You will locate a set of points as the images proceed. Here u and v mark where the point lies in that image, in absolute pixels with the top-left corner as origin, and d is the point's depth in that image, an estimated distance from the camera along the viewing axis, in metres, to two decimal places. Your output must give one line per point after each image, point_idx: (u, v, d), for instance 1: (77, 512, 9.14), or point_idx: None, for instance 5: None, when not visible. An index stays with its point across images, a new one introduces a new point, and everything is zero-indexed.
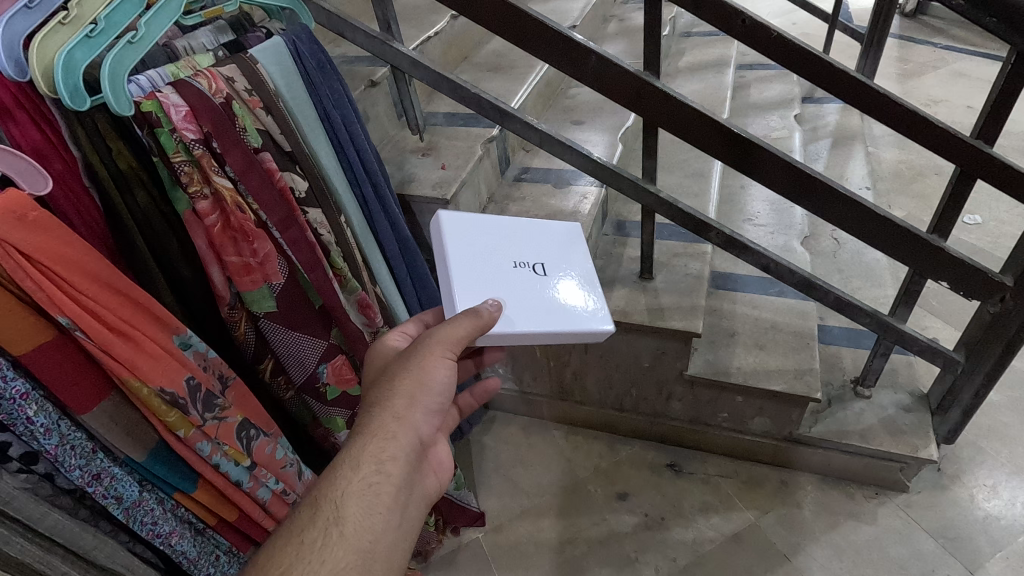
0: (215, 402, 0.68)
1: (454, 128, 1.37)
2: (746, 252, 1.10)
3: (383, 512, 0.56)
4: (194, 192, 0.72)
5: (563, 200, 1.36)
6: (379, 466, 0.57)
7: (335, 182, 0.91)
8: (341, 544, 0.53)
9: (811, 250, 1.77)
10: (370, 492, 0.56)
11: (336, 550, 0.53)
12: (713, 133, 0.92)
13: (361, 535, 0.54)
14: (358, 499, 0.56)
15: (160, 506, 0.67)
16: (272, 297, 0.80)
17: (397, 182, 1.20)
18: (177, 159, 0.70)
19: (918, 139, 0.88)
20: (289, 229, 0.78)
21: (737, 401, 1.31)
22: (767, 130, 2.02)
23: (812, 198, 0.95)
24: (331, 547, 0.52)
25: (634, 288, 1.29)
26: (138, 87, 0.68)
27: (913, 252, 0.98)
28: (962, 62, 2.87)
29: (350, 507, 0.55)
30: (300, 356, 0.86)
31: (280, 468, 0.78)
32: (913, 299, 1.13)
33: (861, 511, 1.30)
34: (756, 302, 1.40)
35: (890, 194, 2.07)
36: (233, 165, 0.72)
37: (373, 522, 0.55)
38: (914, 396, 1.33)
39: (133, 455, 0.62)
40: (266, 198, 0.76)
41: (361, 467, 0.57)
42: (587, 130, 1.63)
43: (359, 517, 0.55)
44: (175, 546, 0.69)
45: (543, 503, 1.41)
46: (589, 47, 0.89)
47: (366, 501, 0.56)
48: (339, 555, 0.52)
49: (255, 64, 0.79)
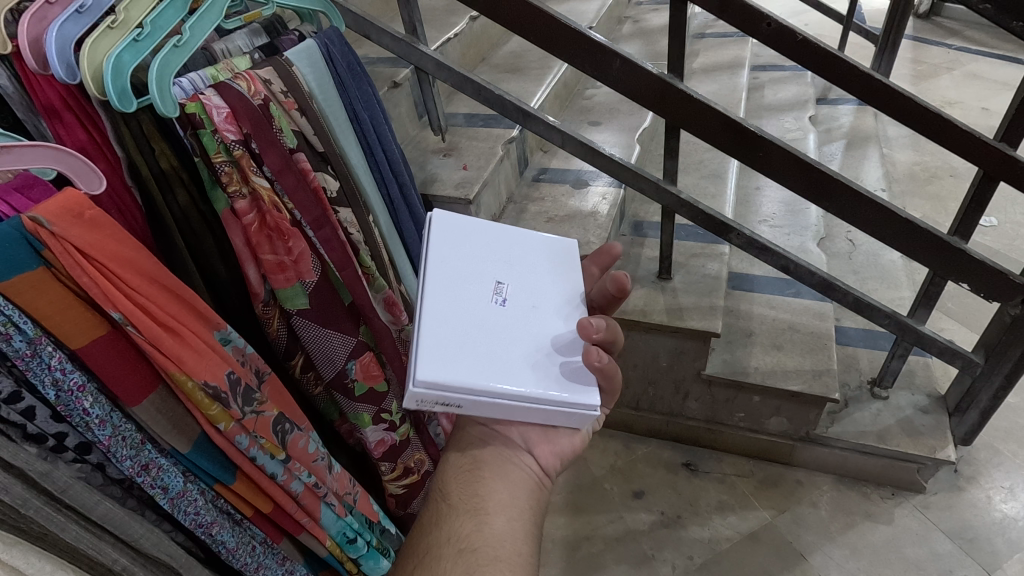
0: (253, 397, 0.69)
1: (475, 128, 1.39)
2: (766, 252, 1.11)
3: (487, 481, 0.67)
4: (233, 192, 0.73)
5: (582, 200, 1.37)
6: (466, 452, 0.72)
7: (364, 181, 0.92)
8: (453, 512, 0.65)
9: (826, 251, 1.78)
10: (463, 471, 0.69)
11: (452, 518, 0.65)
12: (737, 134, 0.93)
13: (468, 502, 0.66)
14: (457, 479, 0.69)
15: (202, 496, 0.69)
16: (305, 295, 0.82)
17: (420, 182, 1.22)
18: (217, 159, 0.72)
19: (940, 141, 0.89)
20: (323, 228, 0.80)
21: (754, 400, 1.31)
22: (781, 131, 2.03)
23: (833, 199, 0.96)
24: (445, 517, 0.65)
25: (652, 288, 1.30)
26: (182, 90, 0.70)
27: (934, 253, 0.98)
28: (976, 63, 2.86)
29: (451, 487, 0.69)
30: (330, 352, 0.87)
31: (313, 462, 0.80)
32: (933, 301, 1.14)
33: (877, 511, 1.31)
34: (773, 302, 1.41)
35: (906, 196, 2.07)
36: (270, 165, 0.74)
37: (474, 492, 0.67)
38: (932, 397, 1.34)
39: (179, 447, 0.64)
40: (301, 198, 0.77)
41: (451, 461, 0.72)
42: (604, 131, 1.65)
43: (459, 489, 0.68)
44: (216, 536, 0.71)
45: (559, 501, 1.42)
46: (614, 49, 0.90)
47: (465, 479, 0.69)
48: (458, 521, 0.64)
49: (292, 66, 0.80)
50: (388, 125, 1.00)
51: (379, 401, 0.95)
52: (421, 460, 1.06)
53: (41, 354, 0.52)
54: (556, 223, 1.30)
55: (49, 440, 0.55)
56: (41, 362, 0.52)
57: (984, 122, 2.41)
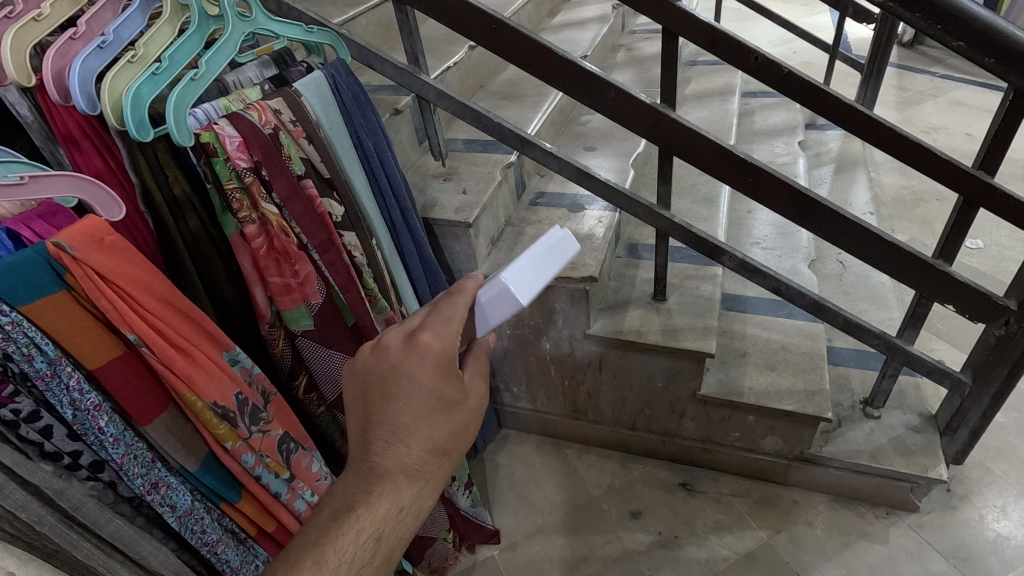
0: (260, 416, 0.71)
1: (474, 153, 1.43)
2: (758, 275, 1.15)
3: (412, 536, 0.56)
4: (243, 217, 0.76)
5: (578, 223, 1.41)
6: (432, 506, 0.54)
7: (366, 205, 0.96)
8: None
9: (818, 272, 1.81)
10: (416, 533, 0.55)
11: None
12: (726, 162, 0.97)
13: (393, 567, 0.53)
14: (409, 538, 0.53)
15: (208, 514, 0.71)
16: (310, 316, 0.84)
17: (421, 206, 1.26)
18: (229, 186, 0.74)
19: (921, 170, 0.93)
20: (329, 252, 0.83)
21: (749, 420, 1.33)
22: (772, 156, 2.09)
23: (820, 222, 0.99)
24: None
25: (648, 309, 1.33)
26: (196, 120, 0.72)
27: (919, 275, 1.02)
28: (959, 90, 2.95)
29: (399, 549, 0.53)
30: (333, 371, 0.90)
31: (315, 481, 0.81)
32: (920, 322, 1.16)
33: (872, 530, 1.32)
34: (766, 323, 1.44)
35: (893, 219, 2.12)
36: (279, 192, 0.77)
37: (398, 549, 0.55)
38: (922, 416, 1.36)
39: (187, 465, 0.66)
40: (308, 223, 0.80)
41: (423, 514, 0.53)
42: (598, 156, 1.69)
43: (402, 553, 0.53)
44: (220, 554, 0.72)
45: (557, 521, 1.43)
46: (609, 80, 0.94)
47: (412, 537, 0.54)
48: None
49: (300, 97, 0.84)
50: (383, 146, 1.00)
51: None
52: None
53: (60, 374, 0.54)
54: None
55: (64, 458, 0.56)
56: (60, 382, 0.55)
57: (968, 147, 2.49)
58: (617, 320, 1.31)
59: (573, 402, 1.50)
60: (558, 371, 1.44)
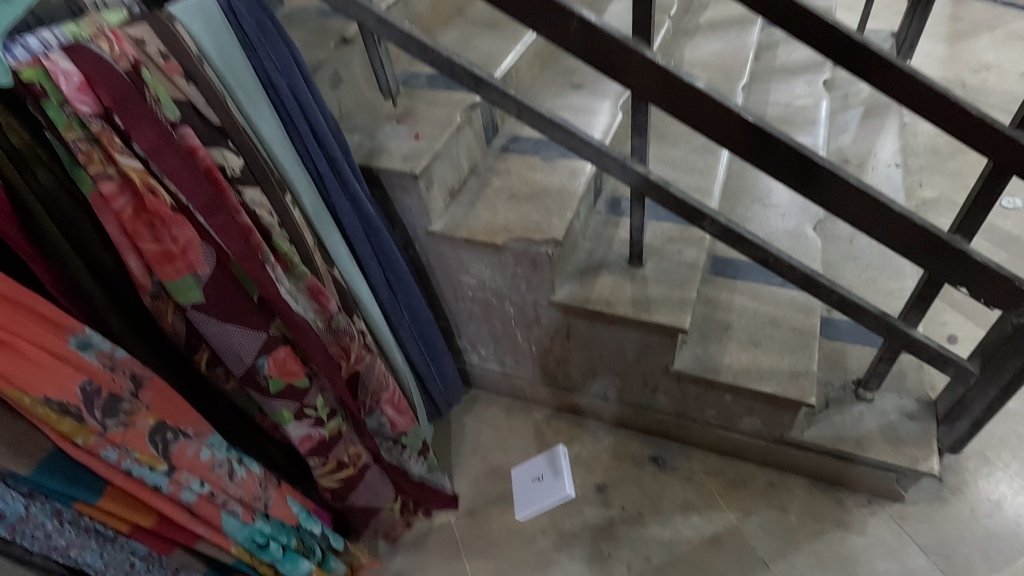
0: (119, 408, 0.64)
1: (436, 92, 1.26)
2: (742, 244, 1.00)
3: None
4: (96, 173, 0.63)
5: (550, 174, 1.24)
6: None
7: (279, 155, 0.84)
8: None
9: (826, 232, 1.63)
10: None
11: None
12: (704, 114, 0.81)
13: None
14: None
15: (55, 517, 0.63)
16: (200, 287, 0.74)
17: (367, 153, 1.12)
18: (70, 135, 0.61)
19: (927, 117, 0.80)
20: (215, 214, 0.71)
21: (726, 399, 1.22)
22: (791, 98, 1.85)
23: (818, 189, 0.83)
24: None
25: (621, 275, 1.19)
26: (25, 52, 0.59)
27: (927, 250, 0.86)
28: (1021, 21, 2.58)
29: None
30: (236, 348, 0.80)
31: (208, 470, 0.73)
32: (928, 303, 1.01)
33: (849, 519, 1.23)
34: (757, 293, 1.30)
35: (921, 171, 1.86)
36: (141, 143, 0.64)
37: None
38: (920, 402, 1.23)
39: (17, 470, 0.58)
40: (187, 181, 0.68)
41: None
42: (585, 96, 1.50)
43: None
44: (77, 557, 0.66)
45: (519, 490, 1.37)
46: (569, 8, 0.77)
47: None
48: None
49: (176, 23, 0.69)
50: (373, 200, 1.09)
51: (300, 396, 0.90)
52: (357, 454, 1.05)
53: None
54: (518, 201, 1.18)
55: None
56: None
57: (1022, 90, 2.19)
58: (587, 286, 1.18)
59: (542, 368, 1.41)
60: (525, 336, 1.33)
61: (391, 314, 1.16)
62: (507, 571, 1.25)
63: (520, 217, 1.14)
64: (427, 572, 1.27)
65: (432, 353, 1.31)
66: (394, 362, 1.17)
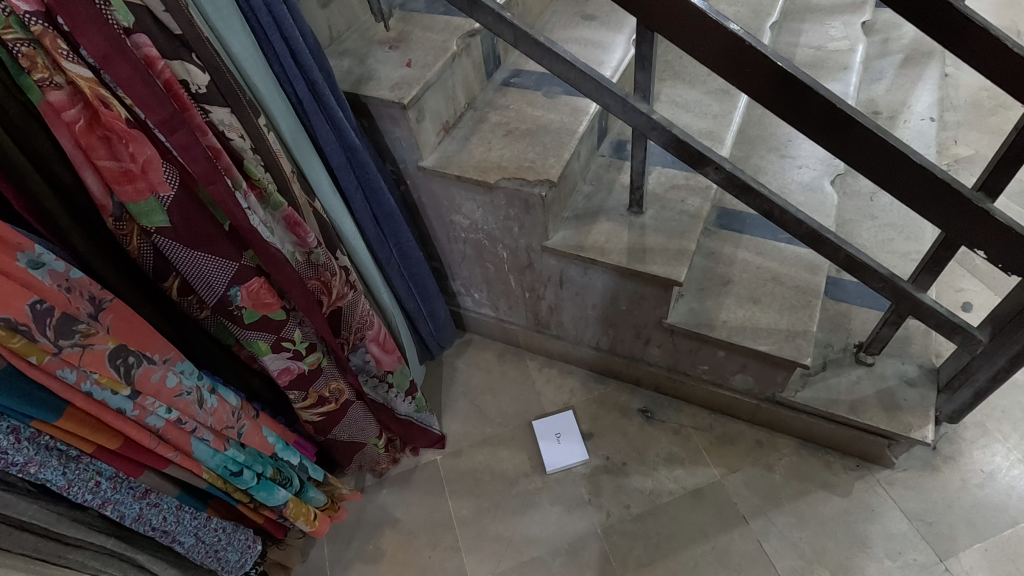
0: (75, 329, 0.62)
1: (433, 16, 1.17)
2: (747, 193, 0.94)
3: None
4: (42, 81, 0.59)
5: (551, 111, 1.17)
6: None
7: (250, 74, 0.78)
8: None
9: (845, 188, 1.54)
10: None
11: None
12: (713, 44, 0.73)
13: None
14: None
15: (11, 434, 0.62)
16: (163, 211, 0.70)
17: (355, 79, 1.05)
18: (9, 36, 0.56)
19: (963, 56, 0.74)
20: (176, 132, 0.66)
21: (719, 355, 1.18)
22: (823, 40, 1.71)
23: (839, 134, 0.75)
24: None
25: (619, 222, 1.14)
26: None
27: (945, 208, 0.80)
28: None
29: None
30: (206, 277, 0.78)
31: (174, 396, 0.74)
32: (941, 266, 0.95)
33: (835, 481, 1.21)
34: (761, 248, 1.24)
35: (959, 128, 1.75)
36: (88, 48, 0.59)
37: None
38: (922, 368, 1.19)
39: None
40: (141, 93, 0.63)
41: None
42: (596, 28, 1.39)
43: None
44: (37, 475, 0.64)
45: (506, 434, 1.38)
46: None
47: None
48: None
49: None
50: (360, 130, 1.03)
51: (277, 329, 0.88)
52: (339, 390, 1.05)
53: None
54: (514, 138, 1.12)
55: None
56: None
57: None
58: (582, 233, 1.13)
59: (535, 315, 1.38)
60: (518, 282, 1.29)
61: (378, 252, 1.13)
62: (488, 511, 1.27)
63: (515, 156, 1.08)
64: (410, 506, 1.29)
65: (424, 294, 1.28)
66: (380, 300, 1.15)
